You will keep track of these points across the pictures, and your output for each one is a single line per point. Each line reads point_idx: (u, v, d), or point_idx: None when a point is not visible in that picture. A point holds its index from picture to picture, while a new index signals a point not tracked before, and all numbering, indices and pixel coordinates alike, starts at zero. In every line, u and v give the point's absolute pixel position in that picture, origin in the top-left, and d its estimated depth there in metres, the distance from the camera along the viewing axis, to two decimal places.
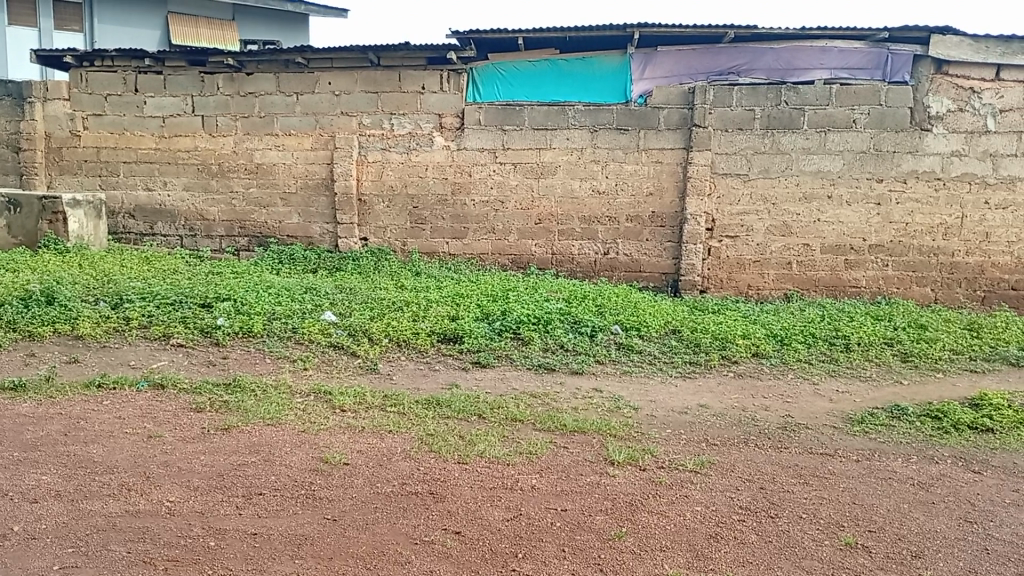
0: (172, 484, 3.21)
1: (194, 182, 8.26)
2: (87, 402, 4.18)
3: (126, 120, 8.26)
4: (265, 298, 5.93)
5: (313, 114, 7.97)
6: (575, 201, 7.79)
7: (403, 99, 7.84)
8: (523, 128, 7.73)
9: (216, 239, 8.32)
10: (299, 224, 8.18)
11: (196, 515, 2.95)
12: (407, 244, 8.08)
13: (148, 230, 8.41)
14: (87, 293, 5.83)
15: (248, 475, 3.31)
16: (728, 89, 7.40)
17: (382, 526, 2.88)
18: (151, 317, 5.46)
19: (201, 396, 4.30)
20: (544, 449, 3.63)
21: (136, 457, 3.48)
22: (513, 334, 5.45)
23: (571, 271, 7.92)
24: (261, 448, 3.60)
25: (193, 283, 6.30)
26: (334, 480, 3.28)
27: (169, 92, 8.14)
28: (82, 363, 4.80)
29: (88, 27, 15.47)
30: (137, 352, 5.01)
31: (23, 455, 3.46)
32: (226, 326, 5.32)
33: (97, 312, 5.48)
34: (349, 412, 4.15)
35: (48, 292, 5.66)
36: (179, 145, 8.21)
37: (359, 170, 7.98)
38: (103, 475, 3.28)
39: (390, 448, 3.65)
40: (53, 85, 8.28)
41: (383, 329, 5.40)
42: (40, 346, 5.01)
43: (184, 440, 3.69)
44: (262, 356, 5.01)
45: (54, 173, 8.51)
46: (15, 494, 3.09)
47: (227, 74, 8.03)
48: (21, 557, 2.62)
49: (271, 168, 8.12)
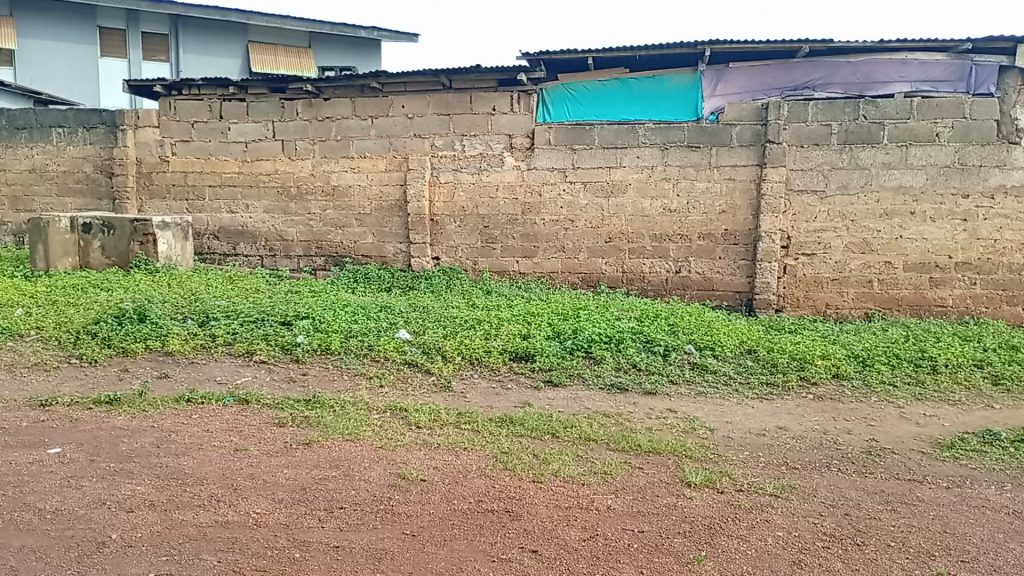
0: (258, 496, 3.33)
1: (274, 205, 8.56)
2: (177, 416, 4.37)
3: (211, 146, 8.64)
4: (342, 317, 6.11)
5: (387, 136, 8.18)
6: (645, 219, 7.75)
7: (475, 120, 7.96)
8: (593, 147, 7.76)
9: (295, 259, 8.59)
10: (373, 243, 8.38)
11: (282, 526, 3.05)
12: (478, 263, 8.18)
13: (231, 251, 8.74)
14: (175, 311, 6.11)
15: (330, 489, 3.40)
16: (804, 104, 7.26)
17: (460, 543, 2.92)
18: (235, 334, 5.68)
19: (283, 411, 4.45)
20: (619, 470, 3.61)
21: (224, 469, 3.62)
22: (585, 353, 5.45)
23: (642, 289, 7.87)
24: (341, 463, 3.69)
25: (273, 301, 6.53)
26: (412, 496, 3.34)
27: (252, 118, 8.48)
28: (172, 378, 5.02)
29: (174, 57, 16.22)
30: (222, 368, 5.21)
31: (120, 465, 3.64)
32: (306, 343, 5.49)
33: (185, 329, 5.73)
34: (424, 428, 4.23)
35: (140, 310, 5.95)
36: (261, 169, 8.54)
37: (432, 191, 8.14)
38: (194, 486, 3.42)
39: (466, 465, 3.69)
40: (144, 113, 8.74)
41: (456, 347, 5.48)
42: (133, 362, 5.27)
43: (268, 454, 3.82)
44: (340, 373, 5.15)
45: (145, 197, 8.94)
46: (114, 503, 3.25)
47: (306, 100, 8.33)
48: (120, 563, 2.75)
49: (347, 190, 8.36)
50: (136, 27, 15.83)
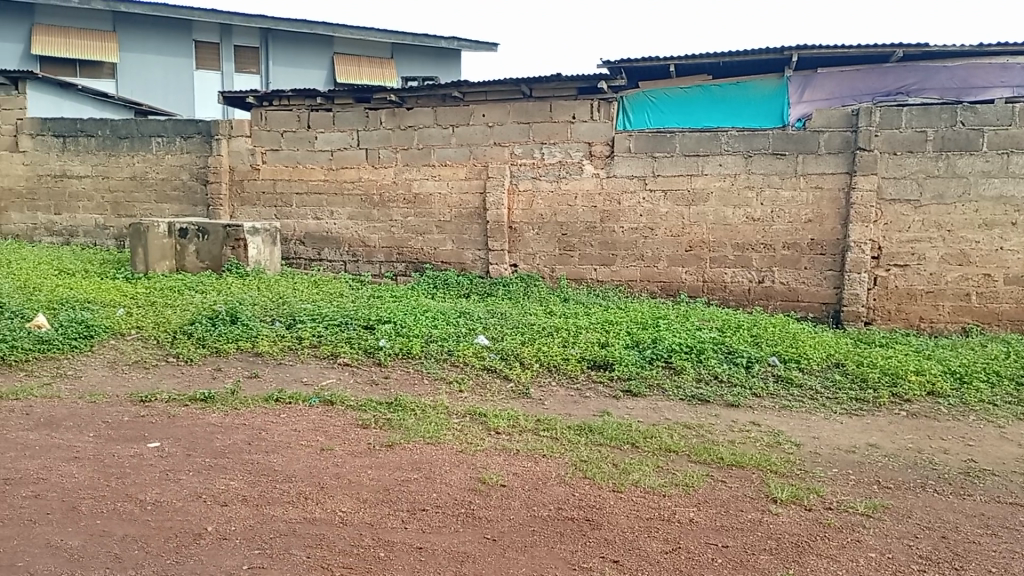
0: (344, 495, 3.42)
1: (358, 212, 8.79)
2: (267, 414, 4.54)
3: (299, 154, 8.93)
4: (422, 322, 6.22)
5: (467, 144, 8.29)
6: (727, 227, 7.61)
7: (554, 128, 7.99)
8: (674, 155, 7.67)
9: (377, 264, 8.80)
10: (452, 250, 8.50)
11: (367, 526, 3.12)
12: (556, 270, 8.19)
13: (316, 256, 9.02)
14: (265, 314, 6.34)
15: (412, 491, 3.46)
16: (897, 110, 6.99)
17: (541, 549, 2.93)
18: (320, 337, 5.85)
19: (366, 413, 4.56)
20: (702, 482, 3.56)
21: (311, 468, 3.73)
22: (665, 362, 5.39)
23: (723, 299, 7.72)
24: (422, 466, 3.76)
25: (356, 306, 6.70)
26: (492, 501, 3.37)
27: (337, 127, 8.74)
28: (261, 378, 5.21)
29: (263, 69, 16.92)
30: (308, 369, 5.38)
31: (213, 461, 3.81)
32: (388, 347, 5.60)
33: (273, 331, 5.95)
34: (503, 434, 4.26)
35: (232, 312, 6.21)
36: (345, 177, 8.78)
37: (511, 199, 8.20)
38: (283, 483, 3.54)
39: (545, 472, 3.70)
40: (237, 124, 9.11)
41: (534, 353, 5.50)
42: (226, 361, 5.50)
43: (353, 454, 3.92)
44: (421, 377, 5.24)
45: (237, 205, 9.32)
46: (209, 496, 3.40)
47: (389, 109, 8.53)
48: (215, 555, 2.87)
49: (428, 197, 8.51)
50: (229, 41, 16.63)
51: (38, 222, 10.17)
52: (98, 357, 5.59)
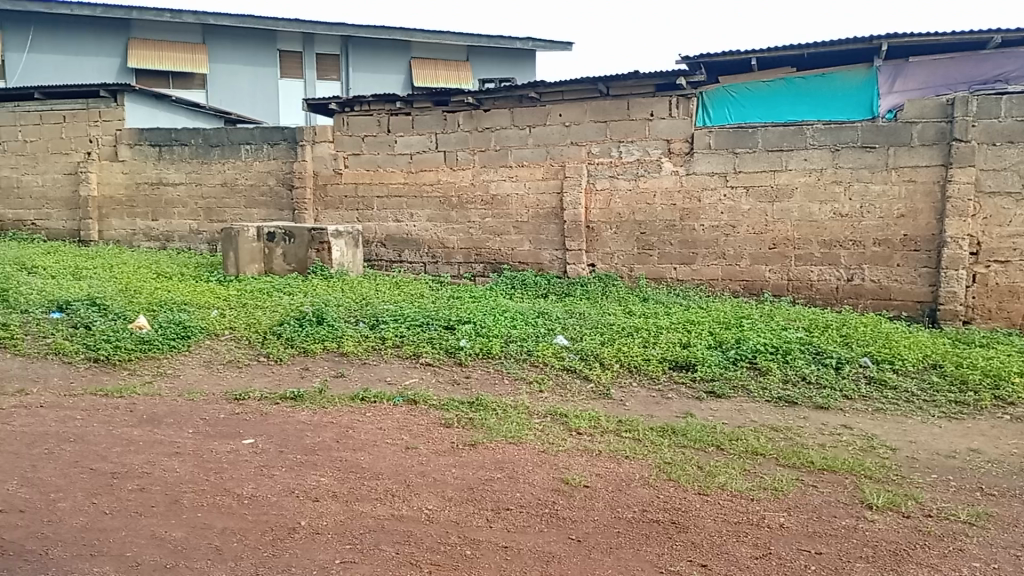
0: (429, 493, 3.48)
1: (437, 213, 8.92)
2: (353, 413, 4.66)
3: (380, 158, 9.14)
4: (502, 322, 6.26)
5: (544, 145, 8.32)
6: (814, 224, 7.39)
7: (632, 126, 7.93)
8: (756, 150, 7.50)
9: (456, 265, 8.90)
10: (530, 250, 8.52)
11: (453, 524, 3.17)
12: (634, 270, 8.11)
13: (397, 257, 9.19)
14: (349, 315, 6.51)
15: (496, 490, 3.50)
16: (995, 99, 6.64)
17: (626, 552, 2.91)
18: (402, 337, 5.97)
19: (449, 413, 4.63)
20: (791, 487, 3.47)
21: (398, 465, 3.81)
22: (750, 363, 5.27)
23: (810, 298, 7.49)
24: (505, 466, 3.79)
25: (437, 306, 6.81)
26: (576, 502, 3.37)
27: (416, 131, 8.90)
28: (347, 378, 5.35)
29: (344, 76, 17.37)
30: (392, 369, 5.49)
31: (305, 457, 3.94)
32: (468, 347, 5.67)
33: (358, 331, 6.10)
34: (585, 434, 4.25)
35: (318, 313, 6.40)
36: (425, 179, 8.93)
37: (588, 198, 8.17)
38: (371, 480, 3.63)
39: (629, 474, 3.67)
40: (321, 130, 9.38)
41: (614, 354, 5.47)
42: (313, 361, 5.67)
43: (437, 453, 3.98)
44: (501, 377, 5.28)
45: (321, 208, 9.59)
46: (301, 492, 3.52)
47: (467, 112, 8.64)
48: (309, 548, 2.97)
49: (505, 198, 8.56)
50: (311, 49, 17.15)
51: (137, 228, 10.68)
52: (195, 357, 5.86)
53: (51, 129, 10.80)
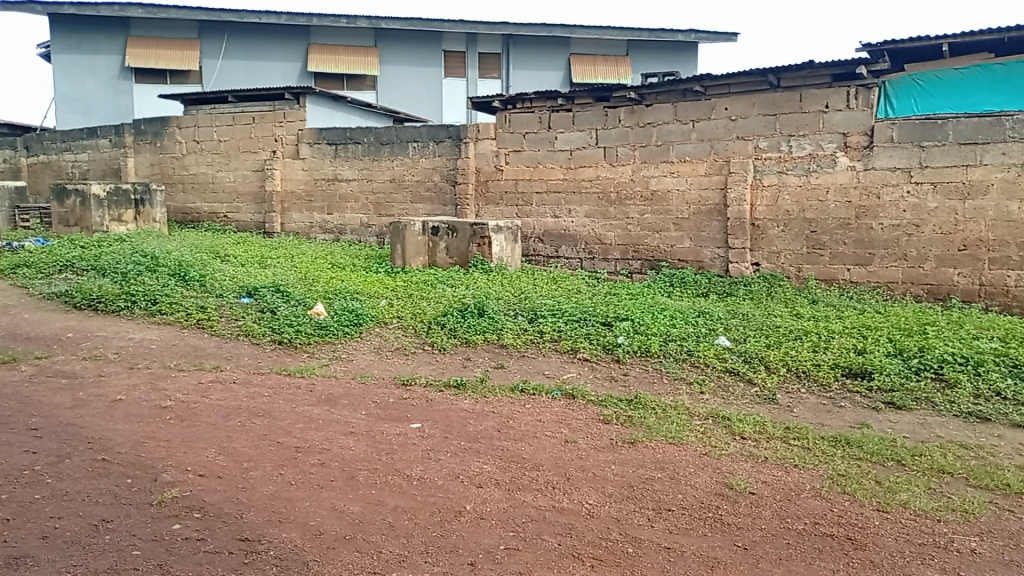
0: (590, 487, 3.50)
1: (595, 209, 8.92)
2: (513, 404, 4.77)
3: (540, 155, 9.28)
4: (661, 320, 6.17)
5: (708, 140, 8.10)
6: (1012, 223, 6.72)
7: (804, 119, 7.55)
8: (946, 143, 6.92)
9: (613, 261, 8.87)
10: (690, 248, 8.33)
11: (614, 520, 3.17)
12: (802, 270, 7.72)
13: (554, 253, 9.29)
14: (509, 308, 6.66)
15: (658, 490, 3.46)
16: None
17: (797, 564, 2.79)
18: (561, 332, 6.02)
19: (607, 409, 4.63)
20: (984, 510, 3.18)
21: (558, 458, 3.86)
22: (934, 374, 4.88)
23: (1005, 306, 6.82)
24: (666, 466, 3.74)
25: (595, 303, 6.81)
26: (741, 508, 3.26)
27: (577, 127, 8.96)
28: (507, 369, 5.48)
29: (505, 74, 17.74)
30: (550, 362, 5.57)
31: (468, 444, 4.07)
32: (627, 345, 5.63)
33: (517, 324, 6.23)
34: (749, 439, 4.11)
35: (479, 306, 6.59)
36: (584, 175, 8.96)
37: (754, 195, 7.87)
38: (532, 471, 3.71)
39: (798, 483, 3.52)
40: (484, 127, 9.64)
41: (781, 358, 5.24)
42: (475, 352, 5.85)
43: (596, 448, 4.00)
44: (660, 376, 5.21)
45: (482, 204, 9.87)
46: (466, 477, 3.64)
47: (629, 107, 8.58)
48: (475, 532, 3.07)
49: (665, 194, 8.42)
50: (475, 49, 17.64)
51: (314, 221, 11.46)
52: (366, 343, 6.21)
53: (242, 129, 11.79)
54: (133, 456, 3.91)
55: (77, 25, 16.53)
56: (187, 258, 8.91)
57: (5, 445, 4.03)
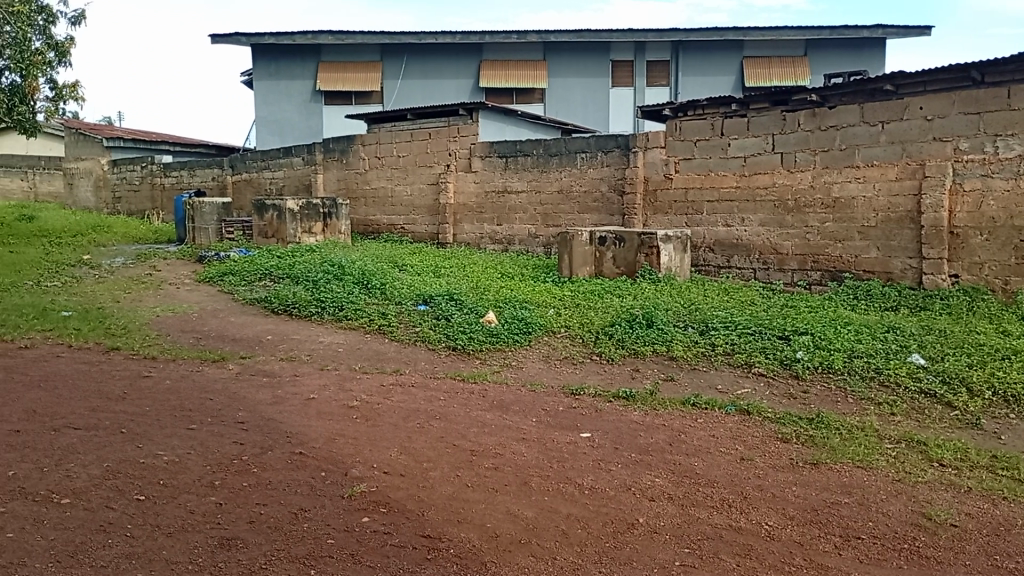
0: (769, 508, 3.36)
1: (770, 218, 8.58)
2: (685, 418, 4.67)
3: (712, 162, 9.06)
4: (845, 335, 5.81)
5: (900, 142, 7.55)
6: None
7: (1013, 117, 6.84)
8: None
9: (790, 272, 8.46)
10: (877, 258, 7.79)
11: (796, 544, 3.02)
12: (1010, 282, 6.98)
13: (726, 263, 9.00)
14: (679, 319, 6.54)
15: (845, 516, 3.25)
16: None
17: None
18: (733, 344, 5.83)
19: (785, 427, 4.42)
20: None
21: (734, 476, 3.74)
22: None
23: None
24: (853, 490, 3.51)
25: (770, 315, 6.53)
26: (940, 541, 3.01)
27: (752, 133, 8.67)
28: (678, 382, 5.38)
29: (673, 81, 17.50)
30: (723, 377, 5.40)
31: (639, 456, 4.04)
32: (806, 360, 5.36)
33: (688, 336, 6.10)
34: (949, 466, 3.78)
35: (648, 316, 6.52)
36: (759, 182, 8.64)
37: (952, 201, 7.23)
38: (707, 487, 3.61)
39: (1008, 518, 3.19)
40: (653, 135, 9.56)
41: (986, 379, 4.78)
42: (643, 363, 5.79)
43: (775, 468, 3.83)
44: (844, 395, 4.89)
45: (650, 214, 9.77)
46: (638, 489, 3.61)
47: (810, 110, 8.18)
48: (648, 546, 3.04)
49: (849, 202, 7.95)
50: (643, 57, 17.55)
51: (484, 232, 11.82)
52: (535, 351, 6.33)
53: (419, 145, 12.41)
54: (325, 451, 4.23)
55: (276, 54, 18.15)
56: (369, 267, 9.50)
57: (217, 435, 4.48)
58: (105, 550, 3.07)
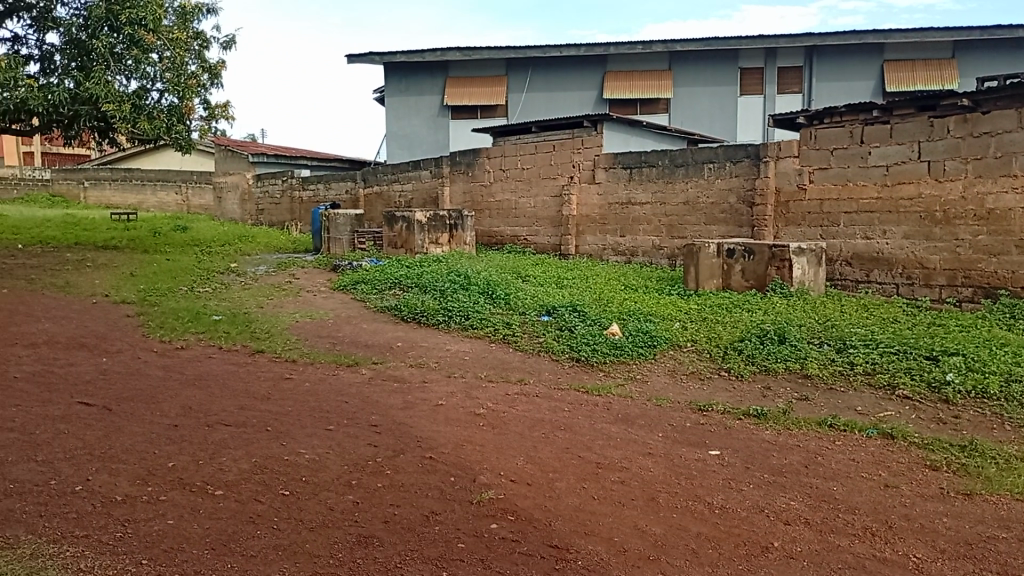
0: (917, 540, 3.16)
1: (915, 230, 8.09)
2: (821, 439, 4.47)
3: (851, 172, 8.65)
4: (1002, 357, 5.38)
5: None
6: None
7: None
8: None
9: (936, 288, 7.92)
10: None
11: None
12: None
13: (864, 278, 8.53)
14: (813, 335, 6.27)
15: (1003, 552, 3.02)
16: None
17: None
18: (874, 364, 5.53)
19: (933, 453, 4.15)
20: None
21: (875, 503, 3.55)
22: None
23: None
24: (1013, 526, 3.25)
25: (915, 334, 6.14)
26: None
27: (895, 140, 8.21)
28: (812, 402, 5.14)
29: (807, 88, 16.82)
30: (863, 398, 5.12)
31: (772, 478, 3.89)
32: (957, 383, 5.00)
33: (823, 354, 5.85)
34: None
35: (780, 332, 6.29)
36: (903, 193, 8.17)
37: None
38: (846, 513, 3.44)
39: None
40: (786, 145, 9.23)
41: None
42: (775, 380, 5.59)
43: (922, 496, 3.60)
44: (1000, 422, 4.54)
45: (781, 225, 9.44)
46: (771, 511, 3.49)
47: (960, 116, 7.68)
48: (784, 571, 2.93)
49: (1005, 213, 7.37)
50: (773, 64, 16.96)
51: (607, 243, 11.78)
52: (660, 365, 6.24)
53: (543, 157, 12.53)
54: (455, 457, 4.34)
55: (406, 71, 18.85)
56: (494, 277, 9.67)
57: (353, 437, 4.69)
58: (254, 540, 3.28)
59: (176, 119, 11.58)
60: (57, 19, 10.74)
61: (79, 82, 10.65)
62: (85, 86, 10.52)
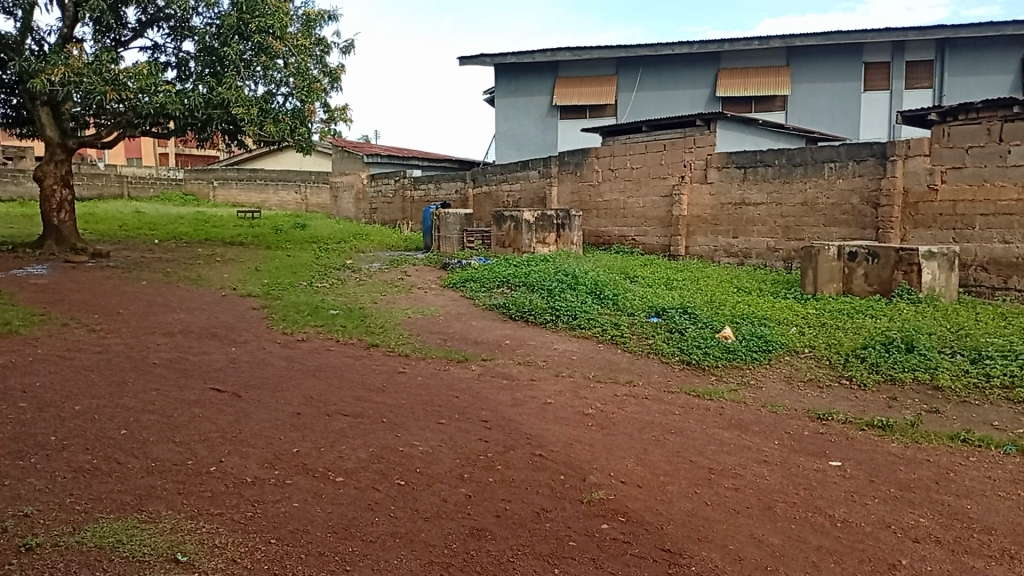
0: None
1: None
2: (953, 455, 4.21)
3: (988, 172, 8.15)
4: None
5: None
6: None
7: None
8: None
9: None
10: None
11: None
12: None
13: (1001, 285, 8.01)
14: (944, 345, 5.92)
15: None
16: None
17: None
18: (1014, 377, 5.17)
19: None
20: None
21: (1015, 525, 3.32)
22: None
23: None
24: None
25: None
26: None
27: None
28: (943, 415, 4.86)
29: (938, 82, 15.89)
30: (1000, 413, 4.79)
31: (898, 492, 3.71)
32: None
33: (956, 364, 5.51)
34: None
35: (907, 340, 5.97)
36: None
37: None
38: (982, 534, 3.24)
39: None
40: (915, 143, 8.74)
41: None
42: (901, 391, 5.30)
43: None
44: None
45: (909, 228, 8.93)
46: (898, 528, 3.33)
47: None
48: None
49: None
50: (901, 57, 16.09)
51: (719, 244, 11.50)
52: (775, 371, 6.05)
53: (654, 156, 12.37)
54: (564, 455, 4.35)
55: (516, 72, 19.01)
56: (603, 277, 9.63)
57: (465, 431, 4.79)
58: (373, 527, 3.40)
59: (300, 121, 12.21)
60: (193, 28, 11.46)
61: (212, 88, 11.31)
62: (218, 92, 11.18)
